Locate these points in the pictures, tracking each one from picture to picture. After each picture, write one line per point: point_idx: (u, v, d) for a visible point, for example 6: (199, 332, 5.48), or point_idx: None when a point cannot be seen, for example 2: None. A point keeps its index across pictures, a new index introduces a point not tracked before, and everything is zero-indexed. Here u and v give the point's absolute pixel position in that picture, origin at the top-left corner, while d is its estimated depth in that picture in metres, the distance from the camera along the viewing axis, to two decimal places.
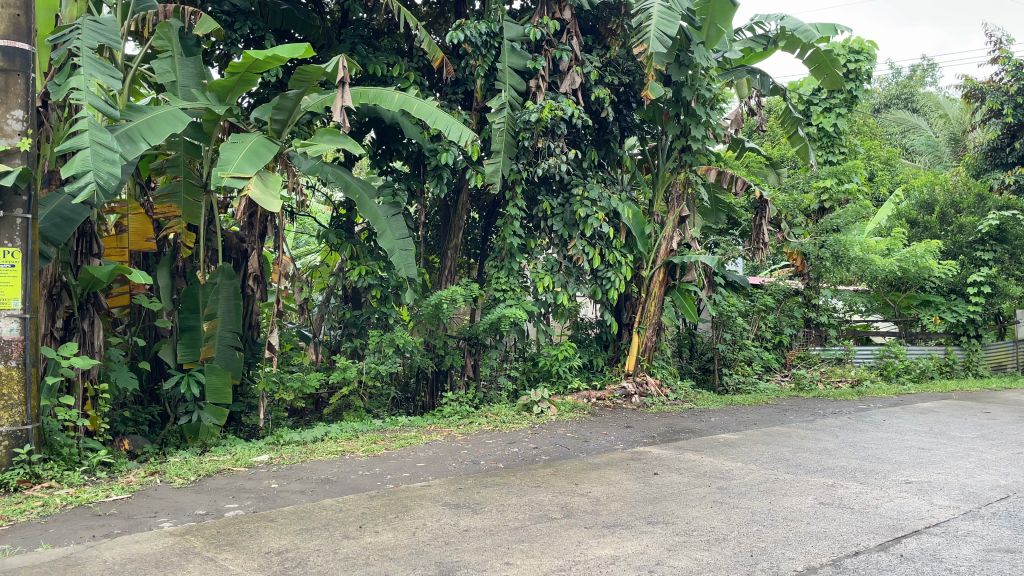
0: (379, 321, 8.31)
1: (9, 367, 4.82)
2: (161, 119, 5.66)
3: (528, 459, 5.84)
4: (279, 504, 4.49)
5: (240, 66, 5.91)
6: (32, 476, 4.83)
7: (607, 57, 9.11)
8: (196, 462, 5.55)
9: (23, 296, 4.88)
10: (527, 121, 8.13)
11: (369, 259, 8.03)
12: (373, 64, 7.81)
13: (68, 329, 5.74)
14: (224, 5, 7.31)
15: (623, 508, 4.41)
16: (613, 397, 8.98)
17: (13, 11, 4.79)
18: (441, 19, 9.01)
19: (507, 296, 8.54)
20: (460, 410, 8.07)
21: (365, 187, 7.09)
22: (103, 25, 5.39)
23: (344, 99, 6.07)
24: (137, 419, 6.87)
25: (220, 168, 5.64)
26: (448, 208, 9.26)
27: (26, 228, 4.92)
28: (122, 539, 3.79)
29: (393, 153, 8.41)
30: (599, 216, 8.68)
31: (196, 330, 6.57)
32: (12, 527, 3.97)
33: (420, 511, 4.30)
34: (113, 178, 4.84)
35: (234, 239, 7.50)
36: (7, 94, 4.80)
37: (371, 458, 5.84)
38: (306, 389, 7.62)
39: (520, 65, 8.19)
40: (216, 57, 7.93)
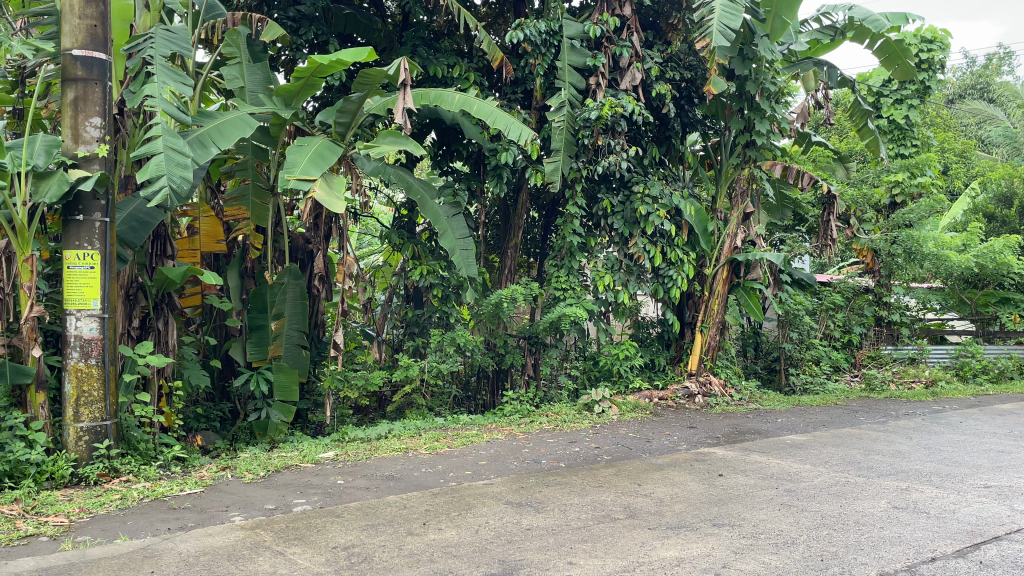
0: (441, 320, 8.46)
1: (90, 365, 5.03)
2: (231, 124, 5.81)
3: (590, 459, 5.80)
4: (345, 500, 4.57)
5: (306, 70, 6.00)
6: (111, 470, 5.02)
7: (668, 52, 8.92)
8: (265, 458, 5.70)
9: (102, 297, 5.08)
10: (587, 118, 8.06)
11: (430, 259, 8.19)
12: (434, 65, 7.87)
13: (144, 328, 5.99)
14: (290, 11, 7.49)
15: (688, 509, 4.35)
16: (675, 397, 8.87)
17: (90, 22, 4.96)
18: (500, 19, 9.01)
19: (568, 295, 8.50)
20: (521, 410, 8.07)
21: (426, 187, 7.16)
22: (175, 34, 5.54)
23: (406, 100, 6.14)
24: (209, 416, 7.11)
25: (286, 171, 5.79)
26: (508, 209, 9.26)
27: (104, 231, 5.11)
28: (196, 533, 3.91)
29: (454, 154, 8.47)
30: (661, 213, 8.54)
31: (264, 329, 6.74)
32: (92, 520, 4.13)
33: (483, 509, 4.32)
34: (185, 182, 5.01)
35: (300, 241, 7.59)
36: (86, 102, 4.99)
37: (433, 456, 5.89)
38: (370, 387, 7.73)
39: (580, 63, 8.18)
40: (282, 62, 8.13)
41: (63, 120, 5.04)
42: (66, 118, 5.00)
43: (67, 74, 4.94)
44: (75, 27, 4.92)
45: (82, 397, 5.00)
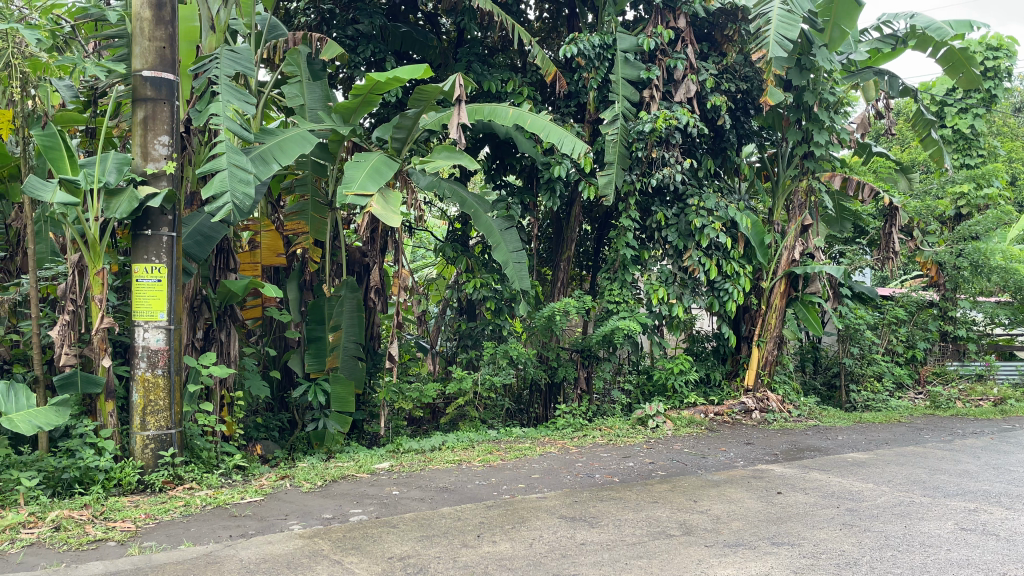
0: (493, 333, 8.47)
1: (156, 375, 5.20)
2: (291, 140, 5.97)
3: (644, 474, 5.75)
4: (400, 510, 4.62)
5: (363, 88, 6.13)
6: (175, 478, 5.15)
7: (724, 64, 8.84)
8: (322, 468, 5.79)
9: (168, 309, 5.25)
10: (641, 131, 8.05)
11: (483, 272, 8.24)
12: (489, 81, 7.95)
13: (207, 339, 6.18)
14: (348, 31, 7.67)
15: (746, 527, 4.27)
16: (732, 412, 8.74)
17: (160, 43, 5.15)
18: (553, 33, 9.09)
19: (621, 308, 8.44)
20: (574, 423, 8.05)
21: (480, 202, 7.24)
22: (239, 54, 5.71)
23: (461, 116, 6.21)
24: (268, 426, 7.21)
25: (344, 186, 5.89)
26: (560, 222, 9.27)
27: (171, 245, 5.27)
28: (257, 540, 4.00)
29: (507, 168, 8.55)
30: (716, 225, 8.45)
31: (322, 341, 6.90)
32: (158, 525, 4.26)
33: (537, 523, 4.31)
34: (247, 198, 5.15)
35: (357, 254, 7.70)
36: (154, 122, 5.18)
37: (486, 469, 5.91)
38: (423, 399, 7.78)
39: (633, 76, 8.19)
40: (340, 80, 8.31)
41: (134, 138, 5.24)
42: (136, 137, 5.20)
43: (137, 94, 5.14)
44: (145, 49, 5.12)
45: (149, 406, 5.16)
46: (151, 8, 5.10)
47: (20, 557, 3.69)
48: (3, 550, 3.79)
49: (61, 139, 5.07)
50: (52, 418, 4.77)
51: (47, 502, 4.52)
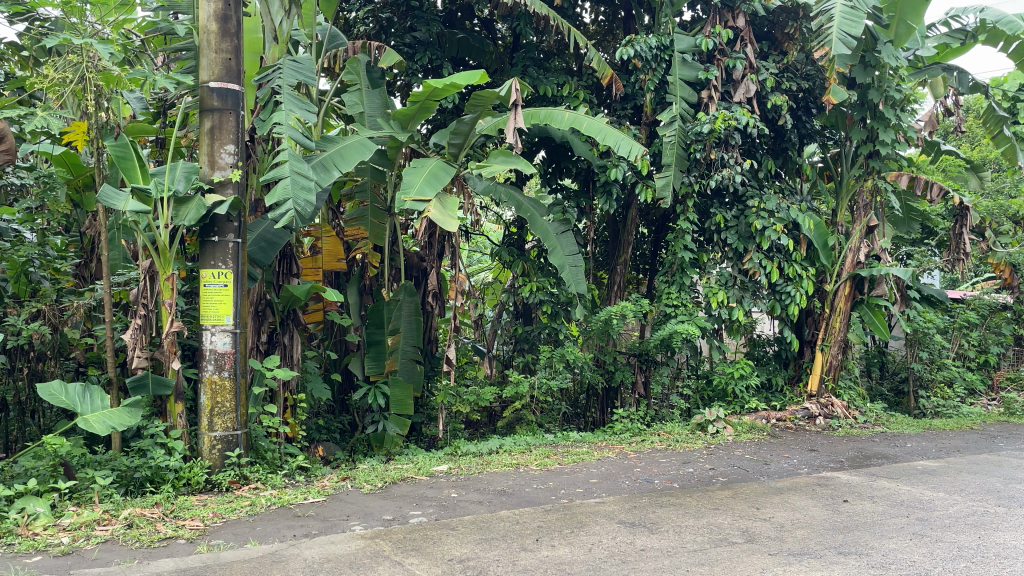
0: (550, 336, 8.39)
1: (223, 378, 5.34)
2: (351, 147, 6.08)
3: (704, 480, 5.67)
4: (459, 513, 4.65)
5: (421, 95, 6.17)
6: (241, 478, 5.28)
7: (784, 63, 8.67)
8: (382, 470, 5.87)
9: (234, 313, 5.39)
10: (699, 132, 7.99)
11: (539, 275, 8.27)
12: (544, 85, 7.98)
13: (271, 342, 6.35)
14: (406, 38, 7.77)
15: (811, 535, 4.17)
16: (795, 418, 8.54)
17: (225, 55, 5.29)
18: (609, 36, 9.07)
19: (679, 311, 8.35)
20: (632, 427, 8.00)
21: (536, 206, 7.25)
22: (300, 63, 5.82)
23: (517, 121, 6.22)
24: (329, 427, 7.36)
25: (402, 192, 5.99)
26: (616, 225, 9.22)
27: (236, 251, 5.42)
28: (320, 540, 4.07)
29: (563, 171, 8.56)
30: (777, 228, 8.22)
31: (381, 344, 7.01)
32: (225, 524, 4.38)
33: (596, 528, 4.29)
34: (309, 205, 5.26)
35: (415, 259, 7.78)
36: (221, 131, 5.33)
37: (544, 473, 5.90)
38: (481, 403, 7.80)
39: (691, 76, 8.09)
40: (398, 87, 8.43)
41: (201, 148, 5.39)
42: (203, 146, 5.35)
43: (205, 105, 5.30)
44: (212, 61, 5.27)
45: (216, 407, 5.31)
46: (217, 21, 5.25)
47: (96, 553, 3.84)
48: (80, 546, 3.94)
49: (133, 149, 5.26)
50: (125, 419, 4.93)
51: (120, 500, 4.67)
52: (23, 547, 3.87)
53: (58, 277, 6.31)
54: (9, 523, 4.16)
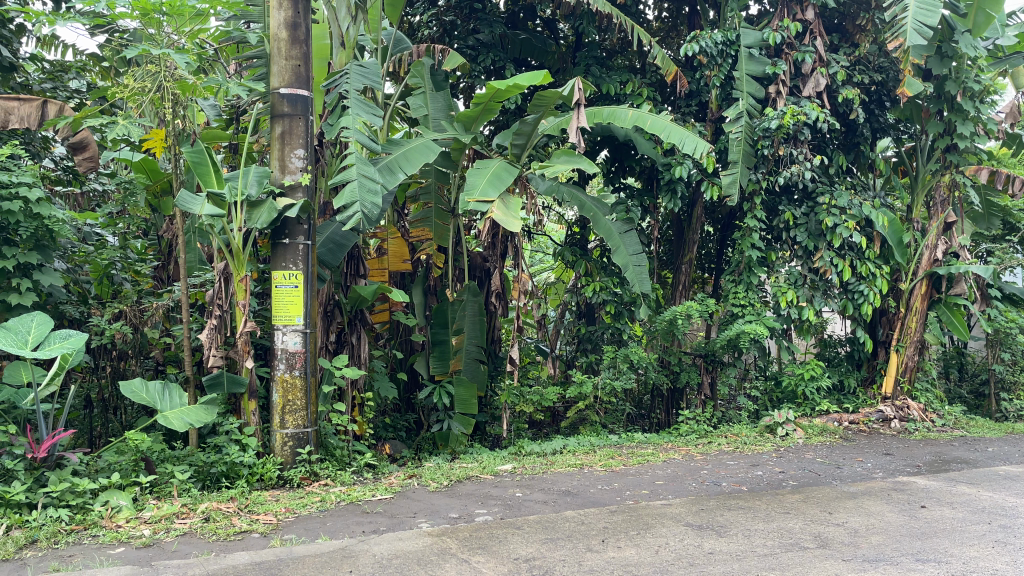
0: (614, 336, 8.34)
1: (294, 376, 5.49)
2: (415, 150, 6.15)
3: (774, 484, 5.55)
4: (524, 512, 4.66)
5: (484, 96, 6.21)
6: (312, 474, 5.42)
7: (856, 55, 8.42)
8: (448, 468, 5.96)
9: (304, 313, 5.52)
10: (767, 128, 7.78)
11: (602, 275, 8.21)
12: (607, 83, 7.93)
13: (340, 342, 6.48)
14: (469, 41, 7.82)
15: (887, 541, 4.05)
16: (868, 421, 8.29)
17: (295, 62, 5.43)
18: (673, 32, 8.99)
19: (746, 311, 8.20)
20: (698, 430, 7.88)
21: (599, 205, 7.17)
22: (366, 68, 5.92)
23: (580, 120, 6.18)
24: (396, 426, 7.46)
25: (467, 194, 6.05)
26: (681, 223, 9.13)
27: (306, 253, 5.55)
28: (389, 536, 4.14)
29: (627, 170, 8.51)
30: (849, 224, 8.00)
31: (446, 344, 7.09)
32: (296, 519, 4.49)
33: (662, 530, 4.25)
34: (376, 207, 5.35)
35: (478, 259, 7.81)
36: (291, 136, 5.46)
37: (609, 473, 5.87)
38: (544, 403, 7.84)
39: (758, 71, 7.91)
40: (461, 89, 8.49)
41: (272, 153, 5.54)
42: (275, 151, 5.50)
43: (276, 110, 5.44)
44: (282, 67, 5.41)
45: (288, 405, 5.46)
46: (287, 29, 5.39)
47: (175, 545, 3.98)
48: (160, 538, 4.10)
49: (209, 155, 5.45)
50: (202, 415, 5.11)
51: (198, 494, 4.84)
52: (108, 539, 4.04)
53: (139, 279, 6.53)
54: (95, 515, 4.35)
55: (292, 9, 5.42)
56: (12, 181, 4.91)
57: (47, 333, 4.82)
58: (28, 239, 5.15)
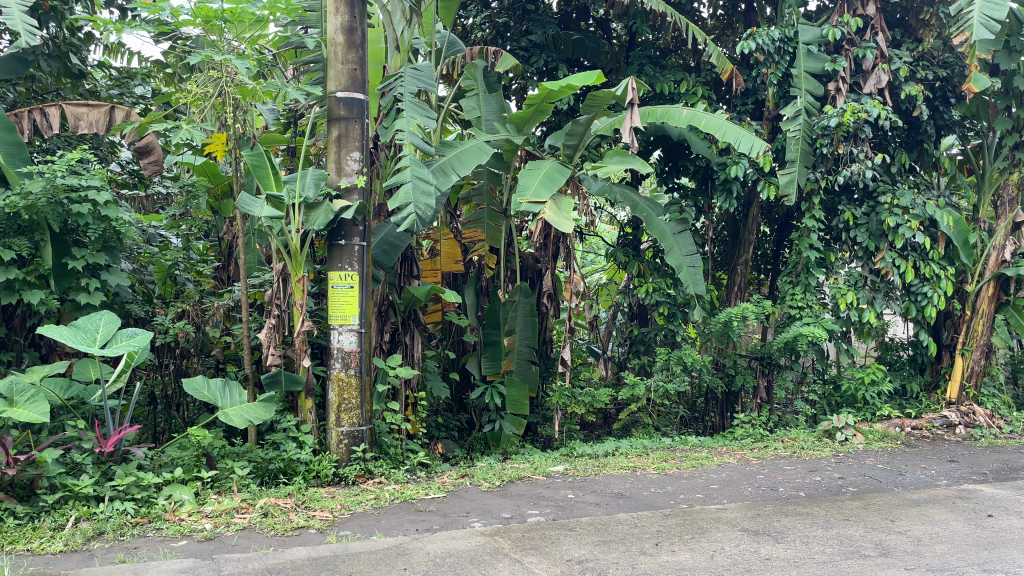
0: (666, 338, 8.32)
1: (349, 375, 5.57)
2: (469, 152, 6.19)
3: (833, 490, 5.43)
4: (577, 514, 4.65)
5: (537, 97, 6.22)
6: (366, 472, 5.49)
7: (919, 51, 8.18)
8: (500, 468, 5.97)
9: (360, 313, 5.61)
10: (826, 126, 7.61)
11: (655, 275, 8.13)
12: (661, 83, 7.86)
13: (394, 341, 6.55)
14: (522, 42, 7.84)
15: (951, 551, 3.93)
16: (932, 427, 8.04)
17: (352, 66, 5.52)
18: (728, 30, 8.86)
19: (805, 313, 8.03)
20: (754, 434, 7.74)
21: (652, 205, 7.09)
22: (421, 71, 5.97)
23: (633, 120, 6.13)
24: (448, 425, 7.50)
25: (519, 195, 6.06)
26: (736, 224, 9.00)
27: (362, 254, 5.63)
28: (442, 535, 4.18)
29: (681, 170, 8.40)
30: (912, 224, 7.79)
31: (498, 345, 7.10)
32: (351, 516, 4.57)
33: (717, 534, 4.20)
34: (429, 209, 5.41)
35: (530, 260, 7.82)
36: (348, 139, 5.55)
37: (662, 476, 5.82)
38: (596, 404, 7.81)
39: (817, 69, 7.70)
40: (513, 90, 8.50)
41: (329, 155, 5.64)
42: (332, 154, 5.60)
43: (333, 114, 5.54)
44: (339, 71, 5.50)
45: (343, 403, 5.54)
46: (343, 33, 5.47)
47: (235, 539, 4.09)
48: (221, 532, 4.21)
49: (267, 158, 5.51)
50: (261, 412, 5.23)
51: (257, 490, 4.95)
52: (171, 532, 4.17)
53: (201, 279, 6.69)
54: (158, 509, 4.49)
55: (348, 14, 5.50)
56: (83, 184, 5.09)
57: (114, 331, 4.98)
58: (96, 241, 5.36)
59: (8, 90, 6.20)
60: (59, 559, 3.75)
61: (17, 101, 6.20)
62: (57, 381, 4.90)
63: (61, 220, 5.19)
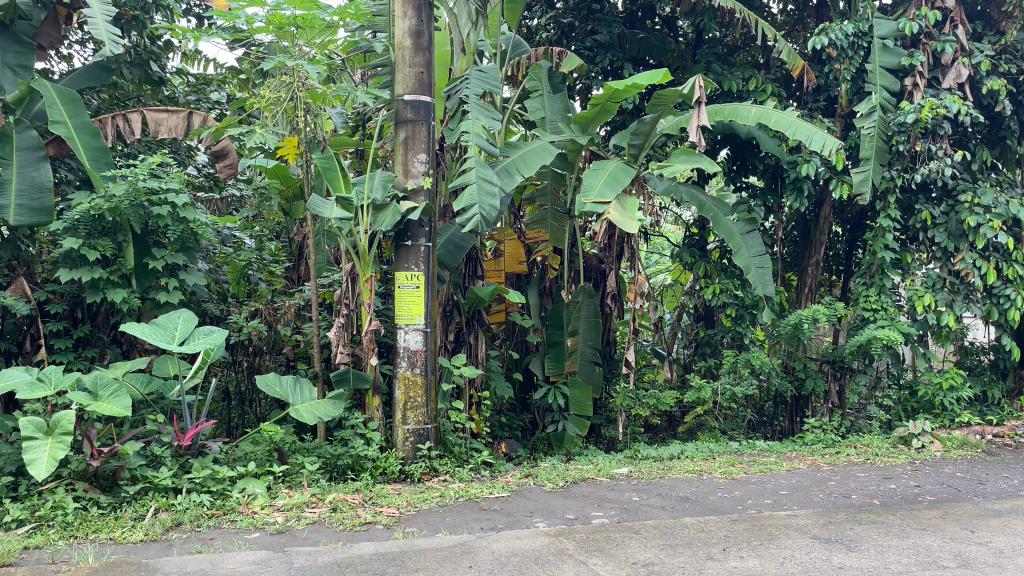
0: (734, 340, 8.24)
1: (415, 374, 5.64)
2: (534, 153, 6.20)
3: (909, 498, 5.25)
4: (642, 517, 4.62)
5: (601, 97, 6.16)
6: (432, 470, 5.54)
7: (1001, 44, 7.83)
8: (564, 469, 5.95)
9: (425, 313, 5.67)
10: (903, 122, 7.35)
11: (722, 276, 8.00)
12: (729, 80, 7.72)
13: (458, 341, 6.62)
14: (587, 42, 7.82)
15: None
16: (1015, 435, 7.70)
17: (418, 69, 5.58)
18: (799, 26, 8.69)
19: (879, 316, 7.78)
20: (825, 439, 7.54)
21: (719, 205, 7.00)
22: (486, 73, 6.01)
23: (701, 118, 6.03)
24: (512, 425, 7.52)
25: (583, 195, 6.01)
26: (807, 224, 8.80)
27: (428, 254, 5.70)
28: (507, 534, 4.19)
29: (750, 169, 8.26)
30: (994, 224, 7.48)
31: (561, 345, 7.10)
32: (417, 513, 4.63)
33: (787, 541, 4.11)
34: (494, 210, 5.44)
35: (594, 261, 7.78)
36: (414, 141, 5.62)
37: (729, 481, 5.72)
38: (661, 406, 7.72)
39: (893, 64, 7.53)
40: (578, 91, 8.50)
41: (396, 157, 5.73)
42: (399, 156, 5.68)
43: (400, 117, 5.62)
44: (406, 75, 5.58)
45: (409, 402, 5.62)
46: (411, 37, 5.55)
47: (306, 533, 4.19)
48: (292, 525, 4.31)
49: (337, 160, 5.65)
50: (330, 409, 5.36)
51: (326, 485, 5.07)
52: (245, 524, 4.29)
53: (273, 279, 6.88)
54: (233, 501, 4.63)
55: (416, 18, 5.58)
56: (162, 187, 5.30)
57: (192, 329, 5.15)
58: (175, 242, 5.56)
59: (93, 96, 6.51)
60: (139, 548, 3.90)
61: (100, 108, 6.52)
62: (138, 377, 5.09)
63: (142, 221, 5.39)
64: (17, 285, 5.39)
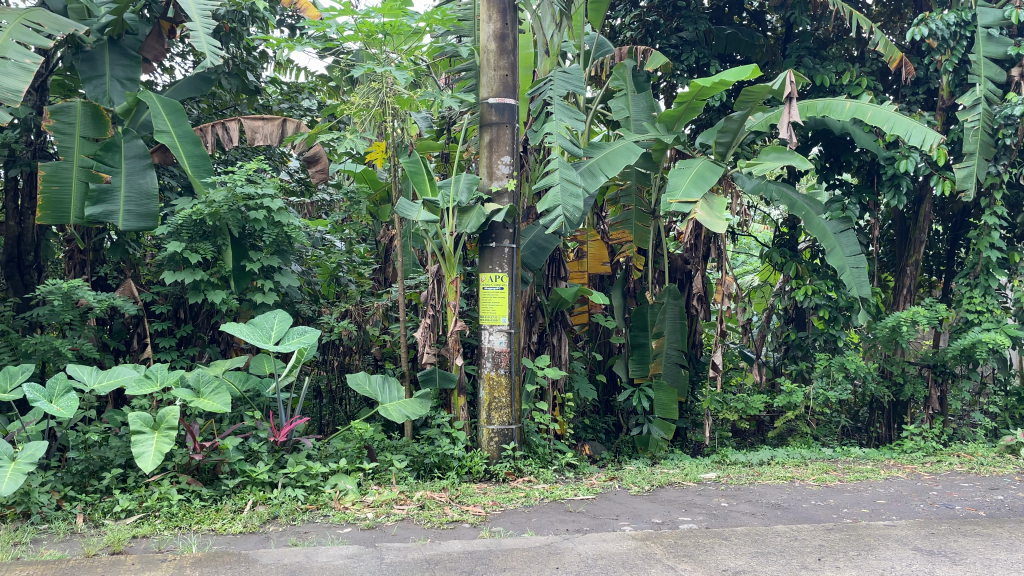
0: (827, 343, 7.94)
1: (499, 374, 5.69)
2: (618, 153, 6.16)
3: (1019, 511, 4.96)
4: (732, 523, 4.52)
5: (688, 95, 6.09)
6: (516, 470, 5.57)
7: None
8: (649, 472, 5.90)
9: (510, 314, 5.70)
10: (1010, 115, 7.01)
11: (815, 277, 7.75)
12: (821, 75, 7.50)
13: (542, 342, 6.65)
14: (671, 39, 7.69)
15: None
16: None
17: (503, 72, 5.62)
18: (896, 16, 8.36)
19: (984, 317, 7.39)
20: (926, 446, 7.20)
21: (811, 203, 6.80)
22: (570, 74, 6.03)
23: (791, 115, 5.90)
24: (595, 427, 7.53)
25: (668, 194, 5.96)
26: (905, 223, 8.46)
27: (512, 256, 5.72)
28: (593, 536, 4.19)
29: (843, 165, 7.93)
30: None
31: (645, 347, 7.02)
32: (503, 512, 4.67)
33: (886, 552, 3.94)
34: (577, 210, 5.43)
35: (679, 261, 7.67)
36: (499, 144, 5.67)
37: (823, 489, 5.54)
38: (750, 411, 7.48)
39: (998, 53, 7.16)
40: (663, 89, 8.40)
41: (481, 160, 5.79)
42: (484, 158, 5.74)
43: (485, 119, 5.68)
44: (491, 78, 5.63)
45: (494, 402, 5.68)
46: (496, 40, 5.61)
47: (395, 530, 4.27)
48: (382, 522, 4.41)
49: (423, 164, 5.82)
50: (417, 408, 5.46)
51: (414, 483, 5.16)
52: (337, 519, 4.42)
53: (362, 281, 7.08)
54: (326, 496, 4.76)
55: (501, 21, 5.63)
56: (258, 192, 5.56)
57: (287, 329, 5.32)
58: (270, 245, 5.76)
59: (194, 107, 6.84)
60: (239, 539, 4.07)
61: (201, 117, 6.84)
62: (237, 374, 5.34)
63: (239, 226, 5.63)
64: (126, 287, 5.69)
